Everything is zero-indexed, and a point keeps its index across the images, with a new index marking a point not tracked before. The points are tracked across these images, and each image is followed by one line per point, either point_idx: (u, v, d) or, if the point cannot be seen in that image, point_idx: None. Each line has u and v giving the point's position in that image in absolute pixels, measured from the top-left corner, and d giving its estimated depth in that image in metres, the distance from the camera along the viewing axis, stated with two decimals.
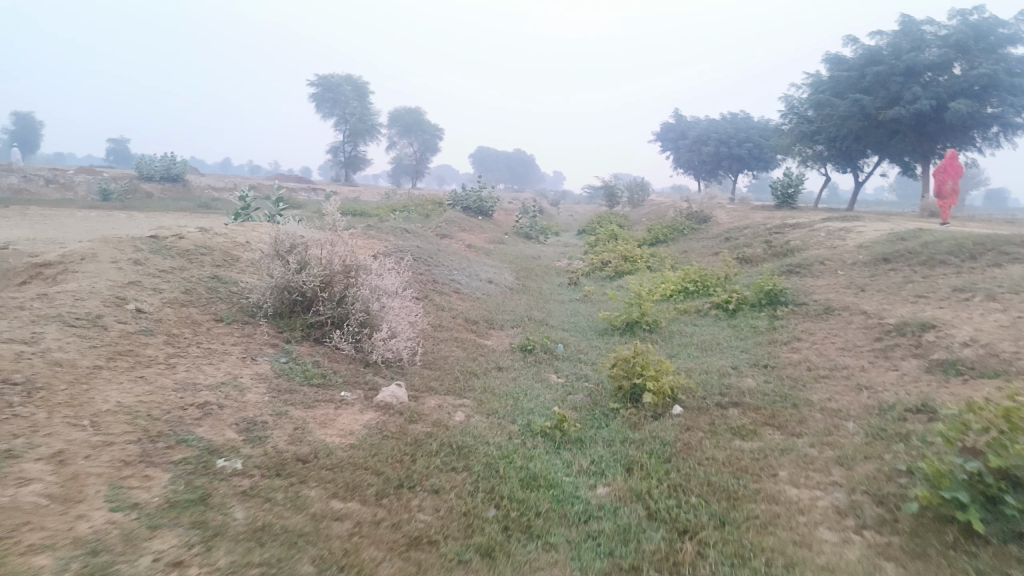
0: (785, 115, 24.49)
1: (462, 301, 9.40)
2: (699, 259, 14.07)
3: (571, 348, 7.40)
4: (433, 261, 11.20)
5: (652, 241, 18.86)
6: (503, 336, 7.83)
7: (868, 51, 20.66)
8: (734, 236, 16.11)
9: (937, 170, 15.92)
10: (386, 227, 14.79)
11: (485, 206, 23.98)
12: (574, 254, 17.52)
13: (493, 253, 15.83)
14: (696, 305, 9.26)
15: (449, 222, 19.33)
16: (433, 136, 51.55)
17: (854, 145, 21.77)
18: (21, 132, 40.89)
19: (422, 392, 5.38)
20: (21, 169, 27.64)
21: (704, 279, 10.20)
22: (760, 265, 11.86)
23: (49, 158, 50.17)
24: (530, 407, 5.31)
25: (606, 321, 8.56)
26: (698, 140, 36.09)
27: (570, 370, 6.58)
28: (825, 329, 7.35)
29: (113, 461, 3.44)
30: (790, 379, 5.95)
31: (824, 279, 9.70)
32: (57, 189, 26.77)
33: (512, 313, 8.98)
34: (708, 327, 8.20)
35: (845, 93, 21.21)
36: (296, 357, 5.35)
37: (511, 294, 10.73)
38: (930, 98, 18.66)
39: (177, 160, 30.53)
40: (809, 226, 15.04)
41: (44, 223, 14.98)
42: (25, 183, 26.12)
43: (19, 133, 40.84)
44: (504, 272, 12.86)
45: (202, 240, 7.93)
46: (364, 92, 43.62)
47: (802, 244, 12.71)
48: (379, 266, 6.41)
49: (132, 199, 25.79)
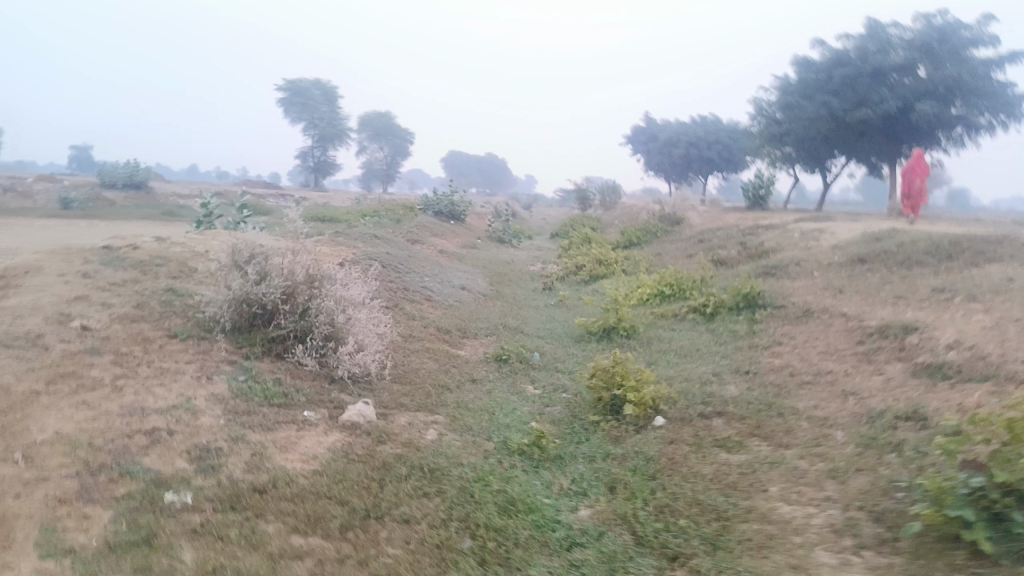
0: (755, 117, 24.41)
1: (435, 309, 9.10)
2: (673, 262, 13.94)
3: (546, 357, 7.16)
4: (403, 268, 10.89)
5: (626, 244, 18.73)
6: (477, 345, 7.57)
7: (835, 54, 20.60)
8: (708, 237, 16.03)
9: (905, 169, 15.88)
10: (356, 233, 14.43)
11: (457, 210, 23.70)
12: (548, 259, 17.30)
13: (466, 258, 15.55)
14: (673, 309, 9.07)
15: (420, 227, 19.00)
16: (404, 141, 51.10)
17: (823, 146, 21.89)
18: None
19: (391, 409, 5.09)
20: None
21: (681, 282, 10.03)
22: (735, 267, 11.74)
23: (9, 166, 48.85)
24: (506, 423, 5.04)
25: (582, 327, 8.34)
26: (668, 142, 36.15)
27: (546, 380, 6.33)
28: (806, 332, 7.21)
29: (46, 500, 3.11)
30: (774, 386, 5.76)
31: (800, 281, 9.58)
32: (15, 197, 25.89)
33: (485, 321, 8.71)
34: (687, 332, 8.01)
35: (814, 95, 21.22)
36: (256, 374, 5.04)
37: (485, 300, 10.46)
38: (897, 100, 18.82)
39: (140, 167, 29.78)
40: (782, 227, 14.98)
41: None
42: None
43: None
44: (478, 278, 12.59)
45: (159, 250, 7.55)
46: (333, 96, 43.04)
47: (776, 245, 12.62)
48: (346, 275, 6.09)
49: (93, 207, 25.05)
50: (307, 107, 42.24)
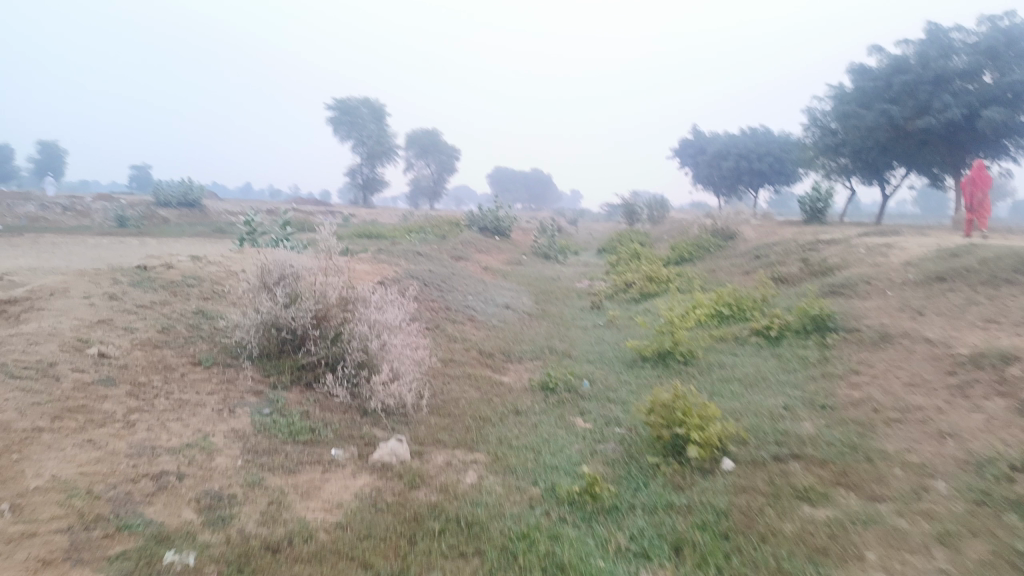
0: (808, 128, 23.50)
1: (478, 330, 8.65)
2: (729, 279, 13.25)
3: (597, 385, 6.60)
4: (445, 286, 10.49)
5: (677, 260, 18.04)
6: (523, 371, 7.06)
7: (894, 60, 19.71)
8: (764, 253, 15.25)
9: (966, 182, 14.88)
10: (399, 250, 14.17)
11: (503, 226, 23.31)
12: (595, 275, 16.72)
13: (511, 275, 15.12)
14: (733, 331, 8.44)
15: (464, 243, 18.63)
16: (451, 157, 51.22)
17: (881, 157, 20.82)
18: (44, 161, 41.02)
19: (428, 446, 4.62)
20: (37, 197, 27.38)
21: (740, 302, 9.37)
22: (797, 285, 11.00)
23: (73, 186, 50.59)
24: (554, 463, 4.52)
25: (635, 350, 7.77)
26: (717, 155, 35.30)
27: (598, 412, 5.78)
28: (885, 360, 6.51)
29: (29, 561, 2.70)
30: (855, 425, 5.10)
31: (872, 301, 8.82)
32: (74, 216, 26.46)
33: (531, 343, 8.20)
34: (750, 358, 7.38)
35: (871, 103, 20.24)
36: (282, 407, 4.62)
37: (530, 320, 9.99)
38: (961, 107, 17.79)
39: (193, 185, 30.31)
40: (844, 242, 14.13)
41: (48, 249, 14.55)
42: (42, 210, 25.75)
43: (44, 162, 40.99)
44: (523, 295, 12.13)
45: (193, 270, 7.29)
46: (380, 113, 43.30)
47: (841, 262, 11.83)
48: (382, 298, 5.62)
49: (148, 225, 25.50)
50: (355, 124, 42.60)
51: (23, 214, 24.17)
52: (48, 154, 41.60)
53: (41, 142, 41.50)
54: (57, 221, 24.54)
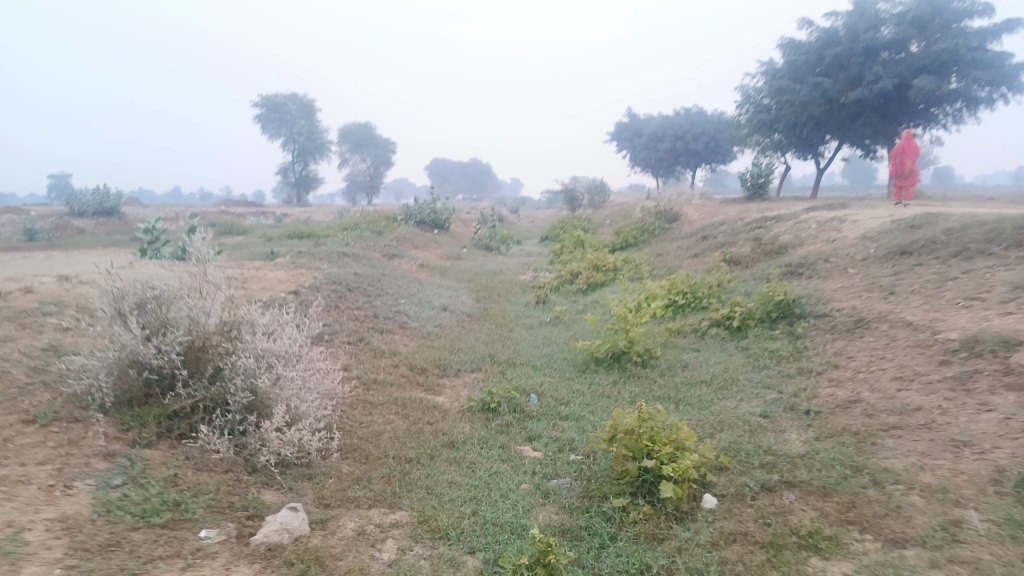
0: (741, 105, 23.05)
1: (409, 340, 7.64)
2: (678, 263, 12.58)
3: (545, 400, 5.70)
4: (373, 290, 9.43)
5: (621, 246, 17.36)
6: (460, 387, 6.10)
7: (824, 33, 19.40)
8: (711, 233, 14.67)
9: (896, 152, 14.60)
10: (324, 251, 13.00)
11: (441, 218, 22.22)
12: (539, 266, 15.84)
13: (450, 271, 14.14)
14: (691, 323, 7.66)
15: (399, 239, 17.48)
16: (387, 151, 49.74)
17: (815, 132, 20.44)
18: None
19: (335, 510, 3.62)
20: None
21: (696, 289, 8.62)
22: (752, 267, 10.35)
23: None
24: (495, 517, 3.58)
25: (585, 352, 6.91)
26: (653, 137, 34.84)
27: (549, 437, 4.88)
28: (866, 350, 5.80)
29: None
30: (850, 437, 4.32)
31: (836, 281, 8.17)
32: None
33: (468, 351, 7.26)
34: (714, 354, 6.59)
35: (805, 78, 19.88)
36: (139, 475, 3.54)
37: (469, 322, 9.05)
38: (892, 77, 17.63)
39: (110, 193, 28.18)
40: (793, 219, 13.60)
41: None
42: None
43: None
44: (462, 294, 11.17)
45: (57, 293, 6.06)
46: (310, 108, 41.38)
47: (794, 239, 11.22)
48: (275, 318, 4.57)
49: (60, 237, 23.46)
50: (285, 121, 40.64)
51: None
52: None
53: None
54: None
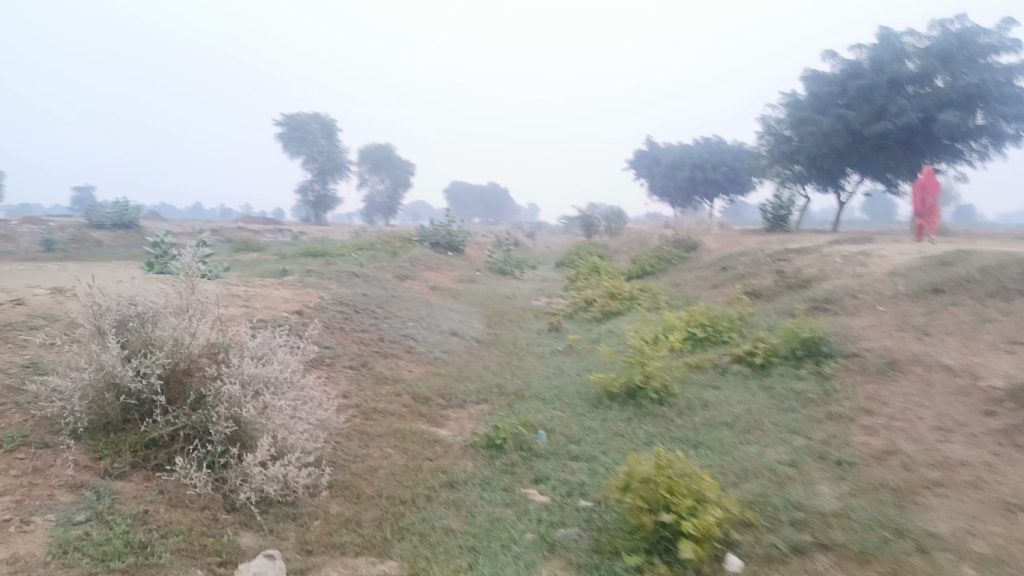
0: (762, 136, 22.71)
1: (415, 366, 7.31)
2: (697, 294, 12.21)
3: (555, 437, 5.35)
4: (381, 312, 9.14)
5: (638, 274, 17.00)
6: (466, 420, 5.76)
7: (848, 66, 18.95)
8: (731, 264, 14.30)
9: (917, 188, 14.20)
10: (334, 270, 12.76)
11: (455, 240, 21.99)
12: (553, 292, 15.54)
13: (461, 294, 13.85)
14: (710, 357, 7.30)
15: (412, 260, 17.24)
16: (405, 172, 49.87)
17: (836, 164, 20.08)
18: None
19: (318, 557, 3.28)
20: None
21: (715, 321, 8.25)
22: (774, 300, 9.97)
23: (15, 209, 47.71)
24: (494, 573, 3.22)
25: (599, 385, 6.56)
26: (672, 165, 34.60)
27: (557, 479, 4.52)
28: (901, 395, 5.41)
29: None
30: (889, 494, 3.94)
31: (864, 318, 7.79)
32: None
33: (476, 380, 6.92)
34: (735, 393, 6.22)
35: (827, 109, 19.40)
36: (106, 511, 3.21)
37: (479, 349, 8.73)
38: (917, 111, 17.26)
39: (129, 205, 28.23)
40: (816, 251, 13.22)
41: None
42: None
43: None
44: (473, 318, 10.87)
45: (48, 306, 5.78)
46: (331, 128, 41.58)
47: (818, 273, 10.84)
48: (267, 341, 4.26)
49: (77, 249, 23.39)
50: (305, 140, 40.80)
51: None
52: None
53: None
54: None
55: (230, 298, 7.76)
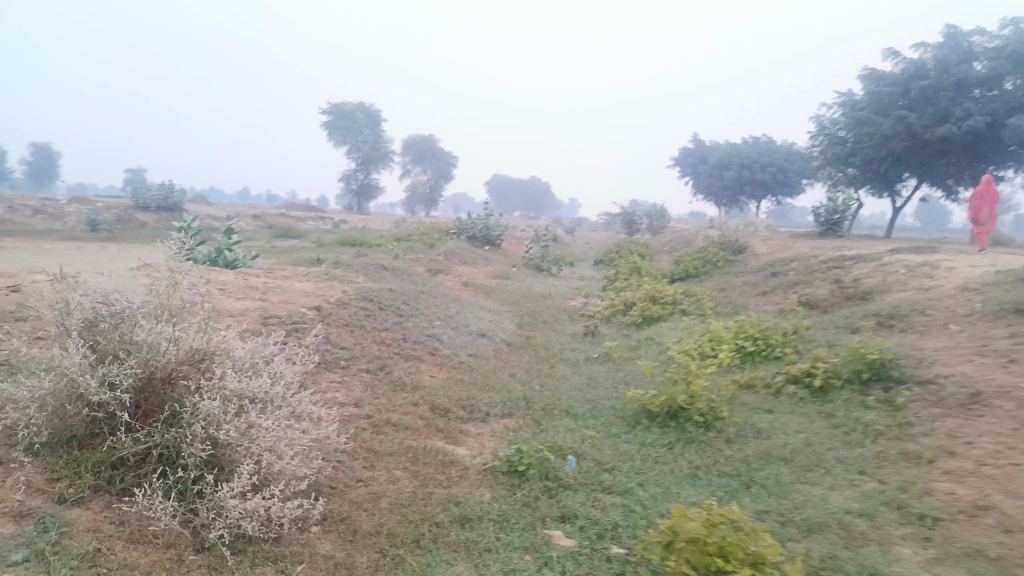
0: (815, 136, 21.61)
1: (438, 371, 6.77)
2: (745, 301, 11.44)
3: (586, 463, 4.74)
4: (407, 309, 8.62)
5: (681, 275, 16.22)
6: (487, 437, 5.19)
7: (911, 65, 17.85)
8: (781, 270, 13.47)
9: (972, 197, 13.18)
10: (364, 263, 12.30)
11: (493, 235, 21.40)
12: (591, 291, 14.87)
13: (495, 291, 13.29)
14: (761, 376, 6.60)
15: (447, 253, 16.72)
16: (447, 164, 49.52)
17: (893, 168, 18.97)
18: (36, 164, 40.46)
19: None
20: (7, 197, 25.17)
21: (767, 334, 7.53)
22: (831, 313, 9.19)
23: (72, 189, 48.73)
24: None
25: (638, 403, 5.92)
26: (718, 164, 33.46)
27: (586, 517, 3.92)
28: (991, 434, 4.67)
29: None
30: (988, 565, 3.25)
31: (935, 339, 6.99)
32: (46, 219, 24.14)
33: (501, 389, 6.34)
34: (791, 419, 5.55)
35: (887, 111, 18.30)
36: (49, 550, 2.71)
37: (508, 353, 8.17)
38: (985, 115, 16.10)
39: (174, 187, 28.26)
40: (875, 260, 12.32)
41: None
42: (10, 212, 23.28)
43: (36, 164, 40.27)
44: (504, 318, 10.30)
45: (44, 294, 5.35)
46: (377, 118, 41.37)
47: (879, 284, 10.00)
48: (258, 349, 3.76)
49: (121, 230, 23.40)
50: (351, 130, 40.67)
51: None
52: (43, 156, 41.39)
53: (37, 145, 41.12)
54: (20, 223, 22.32)
55: (246, 290, 7.32)
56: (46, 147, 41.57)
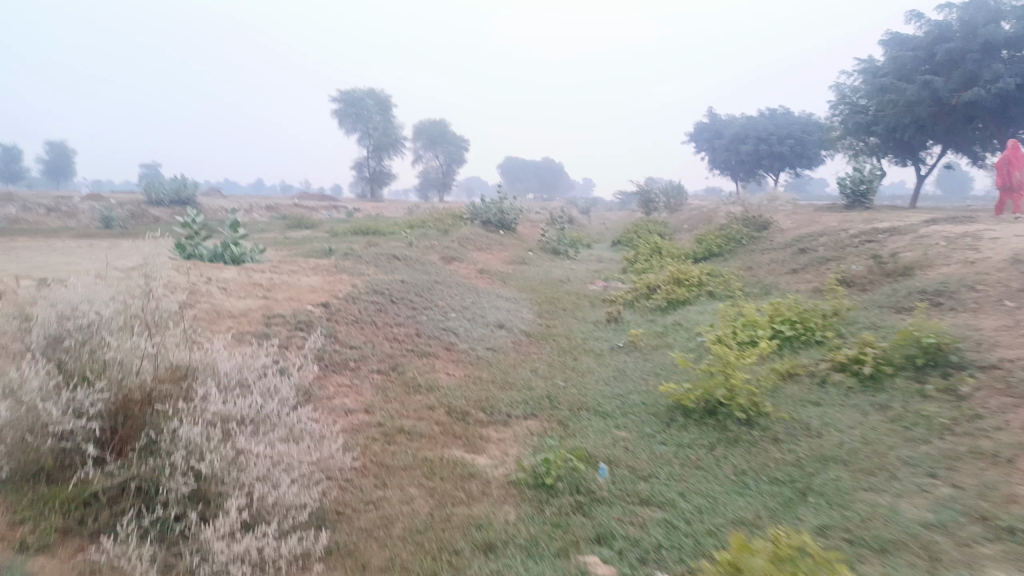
0: (835, 106, 20.78)
1: (454, 369, 6.33)
2: (775, 281, 10.89)
3: (619, 471, 4.28)
4: (421, 301, 8.20)
5: (704, 255, 15.65)
6: (509, 443, 4.74)
7: (936, 28, 17.01)
8: (809, 246, 12.87)
9: (1000, 162, 12.47)
10: (376, 253, 11.87)
11: (508, 218, 20.87)
12: (611, 274, 14.34)
13: (511, 278, 12.83)
14: (804, 364, 6.11)
15: (462, 240, 16.24)
16: (459, 148, 48.89)
17: (917, 136, 18.17)
18: (53, 162, 40.43)
19: None
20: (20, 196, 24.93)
21: (805, 317, 7.02)
22: (871, 292, 8.63)
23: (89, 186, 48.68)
24: None
25: (671, 399, 5.45)
26: (735, 138, 32.59)
27: (625, 537, 3.47)
28: None
29: None
30: None
31: (990, 318, 6.44)
32: (59, 217, 23.87)
33: (523, 387, 5.89)
34: (842, 413, 5.06)
35: (911, 76, 17.45)
36: None
37: (529, 345, 7.73)
38: (1016, 76, 15.26)
39: (187, 181, 27.95)
40: (910, 232, 11.69)
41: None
42: (23, 211, 23.00)
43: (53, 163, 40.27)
44: (523, 307, 9.83)
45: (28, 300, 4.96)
46: (387, 104, 40.76)
47: (919, 258, 9.40)
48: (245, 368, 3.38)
49: (135, 226, 23.09)
50: (362, 117, 40.15)
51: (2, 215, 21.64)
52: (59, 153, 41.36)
53: (51, 142, 41.10)
54: (34, 222, 22.08)
55: (250, 288, 6.91)
56: (61, 145, 41.55)
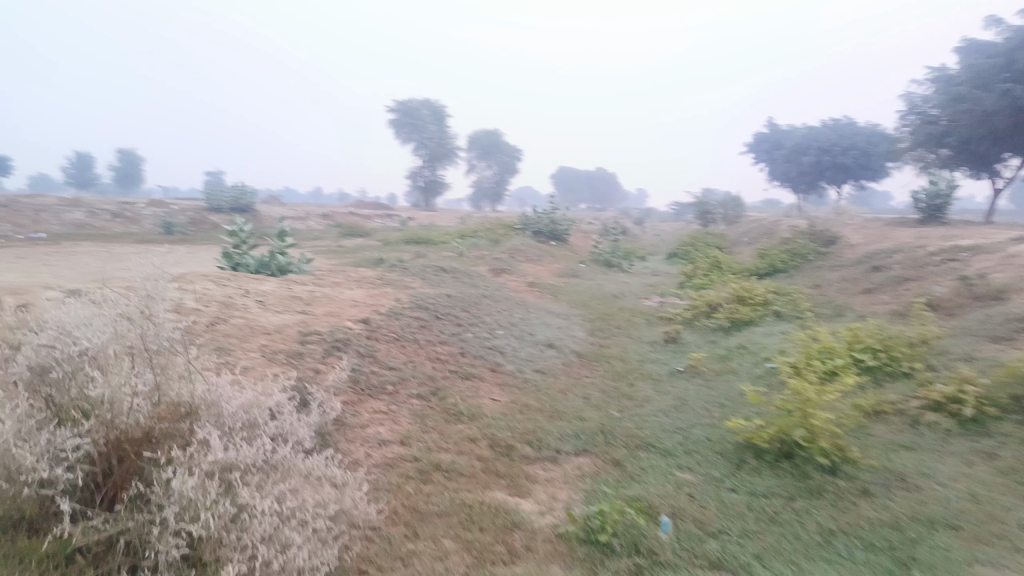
0: (902, 117, 19.63)
1: (500, 394, 5.86)
2: (846, 301, 10.10)
3: (684, 527, 3.72)
4: (467, 317, 7.76)
5: (768, 270, 14.84)
6: (558, 485, 4.24)
7: (1018, 32, 15.86)
8: (883, 264, 11.98)
9: None
10: (424, 264, 11.51)
11: (560, 229, 20.36)
12: (667, 290, 13.68)
13: (563, 292, 12.32)
14: (890, 399, 5.43)
15: (512, 251, 15.79)
16: (512, 158, 48.61)
17: (996, 147, 16.93)
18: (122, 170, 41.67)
19: None
20: (87, 201, 25.57)
21: (888, 345, 6.31)
22: (960, 317, 7.81)
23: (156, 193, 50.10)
24: None
25: (741, 437, 4.86)
26: (795, 149, 31.38)
27: None
28: None
29: None
30: None
31: None
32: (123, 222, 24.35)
33: (574, 418, 5.37)
34: (942, 462, 4.40)
35: (990, 85, 16.27)
36: None
37: (581, 367, 7.20)
38: None
39: (246, 189, 28.32)
40: (997, 251, 10.70)
41: (32, 253, 12.41)
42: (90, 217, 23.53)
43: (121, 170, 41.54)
44: (574, 325, 9.30)
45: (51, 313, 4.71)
46: (442, 114, 40.70)
47: (1012, 279, 8.52)
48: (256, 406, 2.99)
49: (194, 232, 23.37)
50: (417, 127, 40.28)
51: (69, 220, 22.14)
52: (128, 162, 42.66)
53: (120, 151, 42.43)
54: (98, 227, 22.54)
55: (288, 302, 6.59)
56: (131, 153, 42.93)
